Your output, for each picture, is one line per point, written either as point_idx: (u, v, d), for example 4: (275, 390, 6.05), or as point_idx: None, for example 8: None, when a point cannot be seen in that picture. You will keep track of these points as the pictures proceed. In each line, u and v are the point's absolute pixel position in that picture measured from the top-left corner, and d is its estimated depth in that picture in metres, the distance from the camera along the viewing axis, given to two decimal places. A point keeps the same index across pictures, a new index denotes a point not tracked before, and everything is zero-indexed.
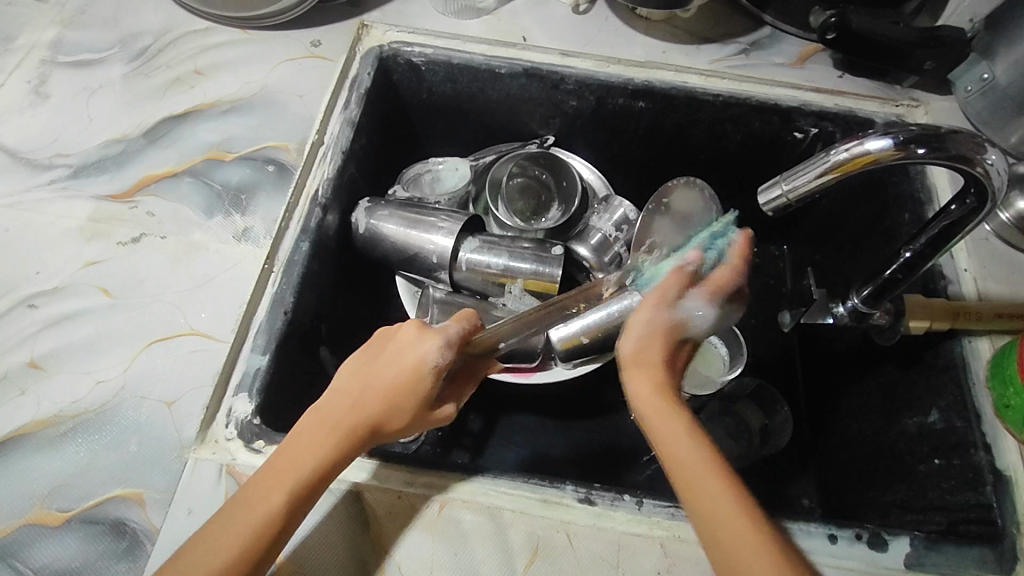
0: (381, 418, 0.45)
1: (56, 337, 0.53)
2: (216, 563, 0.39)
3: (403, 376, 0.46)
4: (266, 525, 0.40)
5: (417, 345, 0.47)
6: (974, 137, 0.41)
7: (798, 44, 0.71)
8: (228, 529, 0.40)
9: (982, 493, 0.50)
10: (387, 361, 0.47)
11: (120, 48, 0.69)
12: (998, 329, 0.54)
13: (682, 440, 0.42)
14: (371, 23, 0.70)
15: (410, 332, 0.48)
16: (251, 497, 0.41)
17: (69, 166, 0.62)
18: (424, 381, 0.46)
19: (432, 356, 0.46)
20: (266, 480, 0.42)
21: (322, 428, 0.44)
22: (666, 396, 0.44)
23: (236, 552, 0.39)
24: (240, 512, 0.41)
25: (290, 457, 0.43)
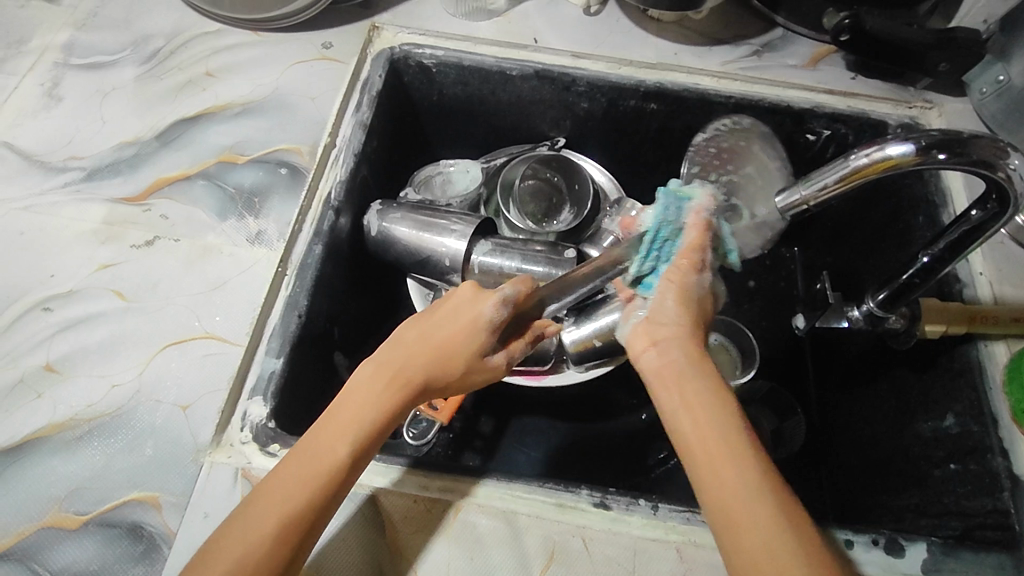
0: (439, 374, 0.47)
1: (71, 340, 0.54)
2: (290, 508, 0.40)
3: (461, 331, 0.48)
4: (330, 474, 0.41)
5: (477, 302, 0.49)
6: (996, 143, 0.41)
7: (810, 45, 0.71)
8: (299, 474, 0.41)
9: (999, 498, 0.50)
10: (443, 320, 0.49)
11: (132, 50, 0.69)
12: (1014, 333, 0.53)
13: (706, 421, 0.41)
14: (382, 25, 0.70)
15: (469, 292, 0.50)
16: (313, 448, 0.42)
17: (83, 169, 0.62)
18: (483, 336, 0.48)
19: (493, 311, 0.48)
20: (328, 434, 0.42)
21: (384, 380, 0.45)
22: (685, 370, 0.44)
23: (309, 497, 0.40)
24: (299, 466, 0.41)
25: (348, 409, 0.44)
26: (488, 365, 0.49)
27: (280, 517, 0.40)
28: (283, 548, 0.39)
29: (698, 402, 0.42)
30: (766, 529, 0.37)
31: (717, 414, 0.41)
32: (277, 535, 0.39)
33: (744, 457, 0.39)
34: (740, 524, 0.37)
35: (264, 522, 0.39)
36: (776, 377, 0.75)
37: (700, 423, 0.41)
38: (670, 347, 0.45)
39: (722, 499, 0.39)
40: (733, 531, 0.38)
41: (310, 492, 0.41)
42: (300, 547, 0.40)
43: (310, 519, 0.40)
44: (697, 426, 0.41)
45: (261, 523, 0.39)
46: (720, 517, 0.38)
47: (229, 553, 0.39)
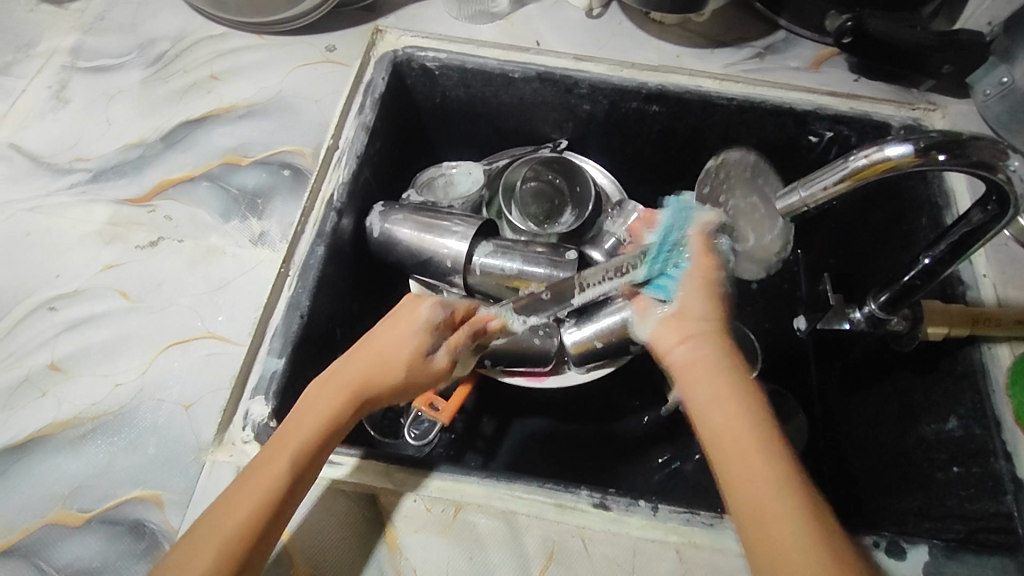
0: (383, 378, 0.47)
1: (76, 340, 0.54)
2: (235, 524, 0.40)
3: (399, 337, 0.49)
4: (276, 481, 0.41)
5: (414, 308, 0.51)
6: (995, 144, 0.41)
7: (813, 48, 0.71)
8: (243, 489, 0.41)
9: (1002, 501, 0.49)
10: (385, 329, 0.49)
11: (138, 53, 0.70)
12: (1018, 335, 0.53)
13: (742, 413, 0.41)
14: (386, 28, 0.70)
15: (411, 300, 0.52)
16: (258, 465, 0.42)
17: (89, 170, 0.63)
18: (422, 337, 0.49)
19: (431, 313, 0.50)
20: (281, 442, 0.43)
21: (324, 391, 0.46)
22: (719, 364, 0.43)
23: (253, 512, 0.40)
24: (245, 482, 0.42)
25: (299, 420, 0.44)
26: (431, 367, 0.49)
27: (236, 523, 0.40)
28: (240, 554, 0.39)
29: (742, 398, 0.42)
30: (795, 528, 0.36)
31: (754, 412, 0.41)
32: (221, 552, 0.39)
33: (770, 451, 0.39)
34: (775, 526, 0.36)
35: (209, 541, 0.39)
36: (780, 380, 0.74)
37: (741, 419, 0.40)
38: (703, 347, 0.45)
39: (756, 494, 0.38)
40: (761, 533, 0.37)
41: (263, 500, 0.41)
42: (254, 559, 0.40)
43: (257, 534, 0.40)
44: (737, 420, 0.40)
45: (207, 542, 0.39)
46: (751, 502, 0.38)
47: (193, 558, 0.39)
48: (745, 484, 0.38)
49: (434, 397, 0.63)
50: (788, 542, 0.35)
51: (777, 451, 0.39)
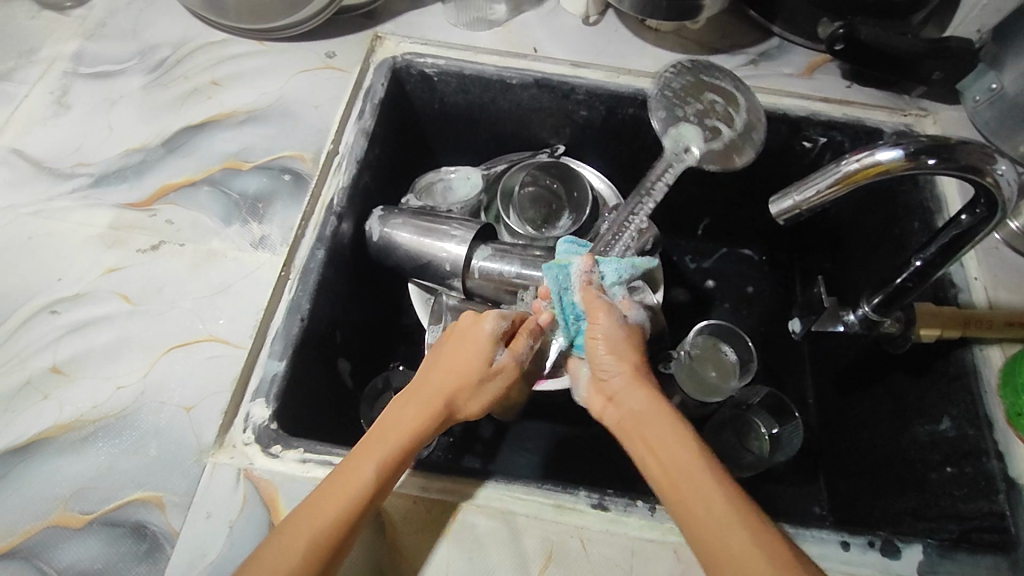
0: (461, 391, 0.49)
1: (78, 343, 0.54)
2: (316, 530, 0.41)
3: (470, 351, 0.50)
4: (362, 486, 0.43)
5: (475, 322, 0.52)
6: (983, 148, 0.42)
7: (806, 55, 0.72)
8: (326, 494, 0.42)
9: (995, 501, 0.50)
10: (455, 347, 0.51)
11: (140, 60, 0.70)
12: (1009, 337, 0.54)
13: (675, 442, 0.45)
14: (385, 35, 0.71)
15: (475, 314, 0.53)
16: (338, 476, 0.43)
17: (91, 175, 0.63)
18: (490, 346, 0.51)
19: (503, 327, 0.51)
20: (359, 453, 0.44)
21: (409, 408, 0.48)
22: (646, 412, 0.47)
23: (336, 521, 0.41)
24: (325, 489, 0.43)
25: (382, 432, 0.46)
26: (500, 379, 0.51)
27: (311, 535, 0.40)
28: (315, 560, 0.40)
29: (670, 434, 0.45)
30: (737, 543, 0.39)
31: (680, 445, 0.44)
32: (302, 561, 0.39)
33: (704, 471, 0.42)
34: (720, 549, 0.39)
35: (291, 551, 0.40)
36: (775, 383, 0.75)
37: (670, 455, 0.44)
38: (626, 396, 0.49)
39: (703, 526, 0.41)
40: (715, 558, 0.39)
41: (344, 506, 0.42)
42: (331, 568, 0.41)
43: (336, 543, 0.41)
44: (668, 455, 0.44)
45: (286, 548, 0.40)
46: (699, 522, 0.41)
47: (266, 568, 0.39)
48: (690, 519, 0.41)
49: None
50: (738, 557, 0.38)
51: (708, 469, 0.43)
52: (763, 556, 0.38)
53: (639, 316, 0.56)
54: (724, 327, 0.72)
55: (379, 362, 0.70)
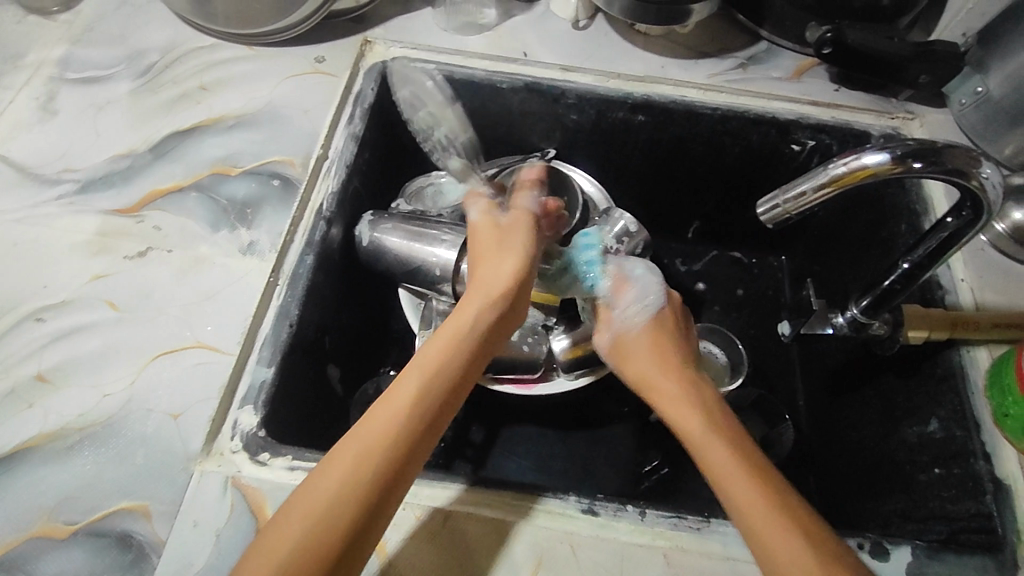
0: (485, 324, 0.49)
1: (63, 351, 0.54)
2: (371, 433, 0.42)
3: (486, 255, 0.54)
4: (392, 440, 0.41)
5: (475, 232, 0.57)
6: (968, 151, 0.42)
7: (794, 58, 0.72)
8: (380, 406, 0.44)
9: (983, 501, 0.50)
10: (478, 260, 0.54)
11: (128, 65, 0.70)
12: (996, 339, 0.54)
13: (707, 441, 0.46)
14: (374, 40, 0.71)
15: (499, 222, 0.57)
16: (389, 393, 0.45)
17: (77, 181, 0.63)
18: (495, 241, 0.55)
19: (523, 236, 0.55)
20: (381, 411, 0.43)
21: (449, 320, 0.49)
22: (688, 402, 0.49)
23: (391, 423, 0.42)
24: (381, 404, 0.44)
25: (403, 385, 0.44)
26: (514, 256, 0.54)
27: (365, 438, 0.41)
28: (372, 461, 0.41)
29: (702, 431, 0.47)
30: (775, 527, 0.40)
31: (720, 447, 0.45)
32: (355, 464, 0.40)
33: (740, 472, 0.43)
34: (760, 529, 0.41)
35: (347, 454, 0.41)
36: (766, 386, 0.75)
37: (710, 447, 0.45)
38: (667, 400, 0.50)
39: (743, 508, 0.42)
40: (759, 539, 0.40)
41: (370, 458, 0.41)
42: (385, 471, 0.41)
43: (392, 443, 0.41)
44: (705, 455, 0.45)
45: (343, 455, 0.41)
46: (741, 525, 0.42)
47: (320, 488, 0.40)
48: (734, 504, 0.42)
49: None
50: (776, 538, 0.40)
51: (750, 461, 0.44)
52: (798, 540, 0.40)
53: (633, 292, 0.58)
54: (712, 331, 0.74)
55: (368, 367, 0.70)
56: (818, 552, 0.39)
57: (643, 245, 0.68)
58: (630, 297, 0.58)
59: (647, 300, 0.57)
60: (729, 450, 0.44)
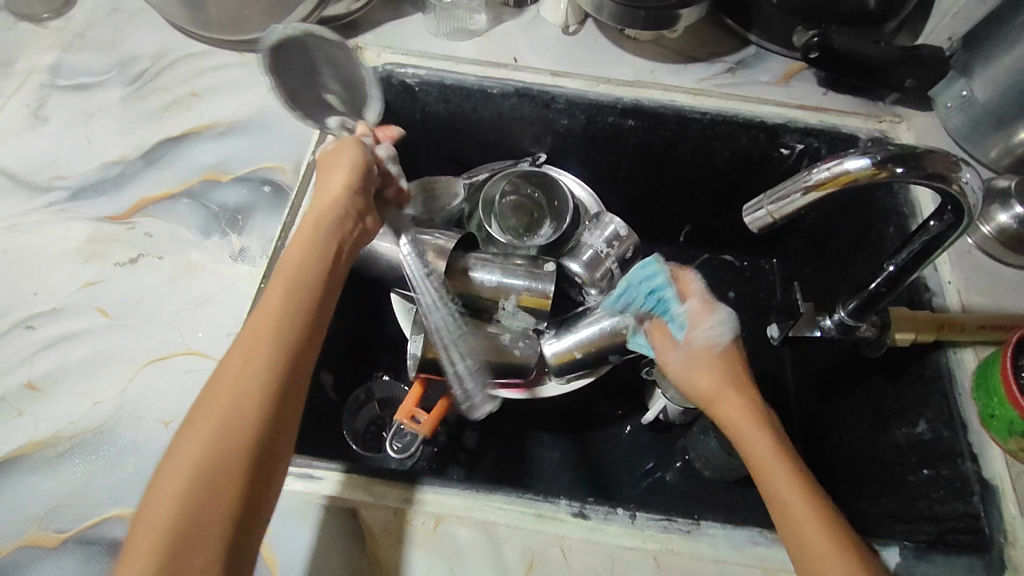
0: (313, 266, 0.46)
1: (54, 358, 0.54)
2: (224, 411, 0.38)
3: (327, 202, 0.49)
4: (236, 401, 0.39)
5: (325, 174, 0.51)
6: (947, 156, 0.43)
7: (783, 63, 0.73)
8: (223, 381, 0.40)
9: (970, 502, 0.51)
10: (317, 202, 0.50)
11: (119, 72, 0.70)
12: (982, 339, 0.55)
13: (749, 422, 0.48)
14: (365, 45, 0.71)
15: (328, 159, 0.52)
16: (234, 358, 0.41)
17: (68, 188, 0.63)
18: (342, 183, 0.50)
19: (348, 165, 0.51)
20: (218, 376, 0.40)
21: (284, 269, 0.45)
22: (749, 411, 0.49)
23: (250, 397, 0.39)
24: (224, 376, 0.40)
25: (226, 376, 0.40)
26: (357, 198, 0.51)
27: (218, 418, 0.38)
28: (236, 440, 0.38)
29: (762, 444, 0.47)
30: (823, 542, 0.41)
31: (762, 430, 0.48)
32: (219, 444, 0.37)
33: (778, 454, 0.46)
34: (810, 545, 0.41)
35: (202, 440, 0.37)
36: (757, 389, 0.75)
37: (762, 455, 0.46)
38: (722, 401, 0.50)
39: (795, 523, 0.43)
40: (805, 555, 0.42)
41: (218, 427, 0.38)
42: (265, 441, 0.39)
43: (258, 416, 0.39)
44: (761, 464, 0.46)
45: (193, 446, 0.37)
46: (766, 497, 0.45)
47: (178, 482, 0.36)
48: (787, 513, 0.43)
49: (417, 409, 0.61)
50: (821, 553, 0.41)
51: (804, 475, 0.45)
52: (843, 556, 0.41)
53: (714, 314, 0.54)
54: None
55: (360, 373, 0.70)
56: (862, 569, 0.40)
57: (633, 248, 0.69)
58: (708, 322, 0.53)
59: (727, 325, 0.53)
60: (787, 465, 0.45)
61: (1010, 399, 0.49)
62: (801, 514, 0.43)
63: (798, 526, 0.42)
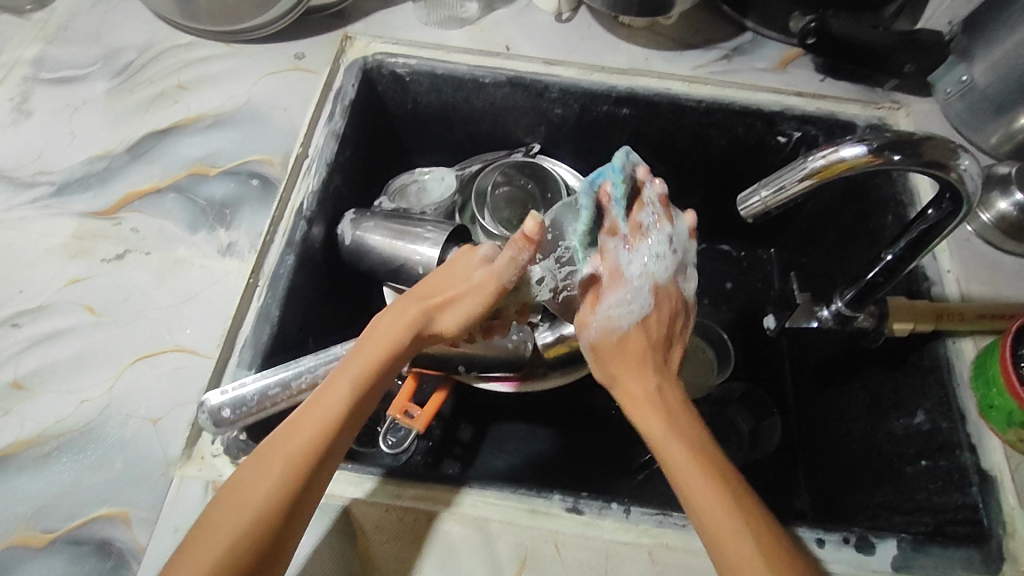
0: (372, 387, 0.45)
1: (40, 357, 0.53)
2: (248, 516, 0.39)
3: (409, 333, 0.46)
4: (270, 521, 0.40)
5: (441, 295, 0.47)
6: (947, 143, 0.42)
7: (779, 49, 0.72)
8: (256, 485, 0.40)
9: (968, 493, 0.50)
10: (400, 319, 0.46)
11: (103, 64, 0.69)
12: (981, 329, 0.54)
13: (650, 403, 0.46)
14: (354, 35, 0.70)
15: (455, 275, 0.49)
16: (273, 460, 0.41)
17: (53, 183, 0.62)
18: (450, 326, 0.47)
19: (469, 308, 0.47)
20: (257, 476, 0.41)
21: (345, 381, 0.44)
22: (635, 352, 0.48)
23: (270, 508, 0.40)
24: (259, 478, 0.41)
25: (257, 475, 0.41)
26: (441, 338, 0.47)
27: (237, 521, 0.39)
28: (246, 548, 0.39)
29: (643, 389, 0.47)
30: (709, 484, 0.42)
31: (635, 373, 0.47)
32: (235, 545, 0.39)
33: (678, 432, 0.44)
34: (697, 489, 0.42)
35: (224, 535, 0.39)
36: (754, 380, 0.75)
37: (642, 399, 0.46)
38: (613, 354, 0.49)
39: (679, 468, 0.43)
40: (689, 502, 0.42)
41: (240, 535, 0.39)
42: (270, 555, 0.40)
43: (273, 533, 0.40)
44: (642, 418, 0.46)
45: (221, 530, 0.39)
46: (674, 482, 0.43)
47: (195, 556, 0.38)
48: (676, 461, 0.43)
49: (410, 404, 0.59)
50: (704, 500, 0.42)
51: (674, 412, 0.46)
52: (730, 508, 0.41)
53: (618, 292, 0.50)
54: (696, 325, 0.74)
55: None
56: (749, 517, 0.41)
57: None
58: (618, 295, 0.50)
59: (633, 301, 0.49)
60: (661, 416, 0.45)
61: (1010, 389, 0.48)
62: (714, 503, 0.41)
63: (682, 470, 0.43)
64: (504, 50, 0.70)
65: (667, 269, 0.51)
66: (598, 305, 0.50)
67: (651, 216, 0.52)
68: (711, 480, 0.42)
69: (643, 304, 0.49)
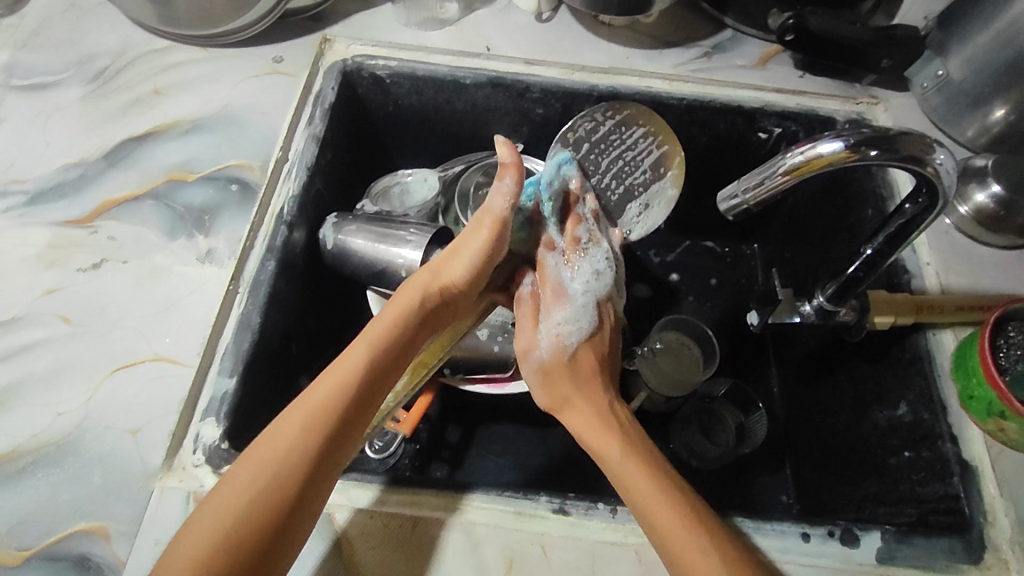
0: (393, 342, 0.47)
1: (14, 370, 0.52)
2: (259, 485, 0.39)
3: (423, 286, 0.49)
4: (280, 490, 0.39)
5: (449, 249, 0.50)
6: (923, 139, 0.42)
7: (759, 45, 0.72)
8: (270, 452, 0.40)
9: (950, 483, 0.51)
10: (415, 278, 0.49)
11: (77, 70, 0.68)
12: (960, 320, 0.55)
13: (597, 423, 0.49)
14: (334, 37, 0.70)
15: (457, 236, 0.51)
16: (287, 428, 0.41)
17: (25, 193, 0.61)
18: (460, 268, 0.49)
19: (474, 249, 0.49)
20: (269, 443, 0.41)
21: (365, 340, 0.46)
22: (584, 381, 0.51)
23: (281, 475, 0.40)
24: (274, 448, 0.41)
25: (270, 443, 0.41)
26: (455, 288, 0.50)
27: (248, 494, 0.39)
28: (251, 526, 0.38)
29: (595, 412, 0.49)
30: (662, 498, 0.43)
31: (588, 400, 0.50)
32: (240, 526, 0.38)
33: (630, 450, 0.46)
34: (650, 499, 0.43)
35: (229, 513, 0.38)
36: (740, 375, 0.76)
37: (587, 424, 0.49)
38: (561, 388, 0.51)
39: (633, 483, 0.44)
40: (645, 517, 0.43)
41: (250, 505, 0.39)
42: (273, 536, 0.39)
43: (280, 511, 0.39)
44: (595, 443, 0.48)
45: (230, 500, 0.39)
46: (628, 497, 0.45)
47: (194, 540, 0.38)
48: (628, 478, 0.45)
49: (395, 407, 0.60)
50: (659, 512, 0.43)
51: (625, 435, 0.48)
52: (683, 520, 0.42)
53: (562, 308, 0.53)
54: (684, 322, 0.74)
55: None
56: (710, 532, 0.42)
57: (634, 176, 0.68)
58: (562, 314, 0.52)
59: (574, 323, 0.52)
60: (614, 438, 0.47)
61: (989, 379, 0.48)
62: (665, 513, 0.43)
63: (638, 483, 0.44)
64: (484, 50, 0.70)
65: (600, 286, 0.54)
66: (543, 330, 0.52)
67: (588, 231, 0.56)
68: (664, 496, 0.44)
69: (585, 323, 0.53)
